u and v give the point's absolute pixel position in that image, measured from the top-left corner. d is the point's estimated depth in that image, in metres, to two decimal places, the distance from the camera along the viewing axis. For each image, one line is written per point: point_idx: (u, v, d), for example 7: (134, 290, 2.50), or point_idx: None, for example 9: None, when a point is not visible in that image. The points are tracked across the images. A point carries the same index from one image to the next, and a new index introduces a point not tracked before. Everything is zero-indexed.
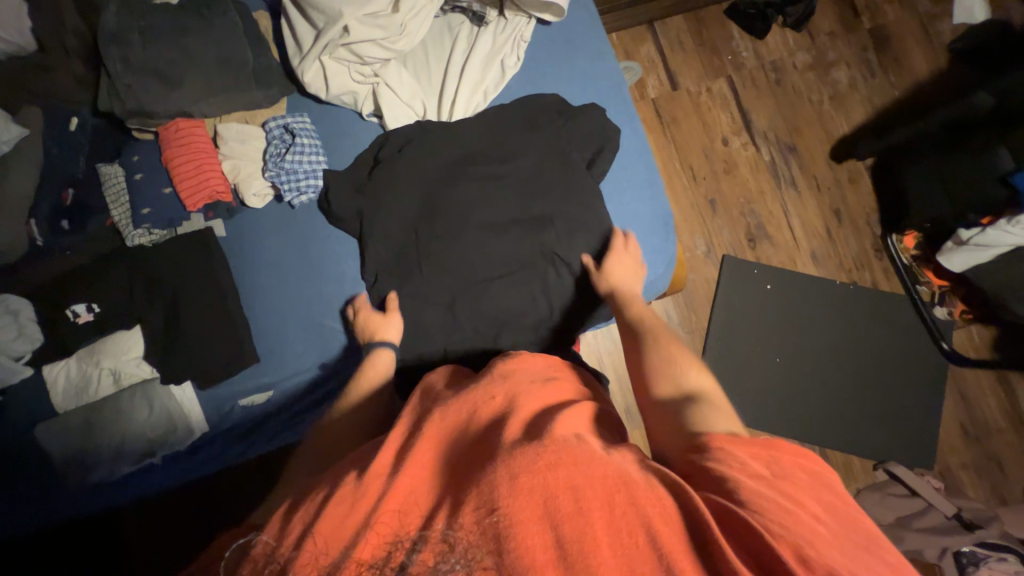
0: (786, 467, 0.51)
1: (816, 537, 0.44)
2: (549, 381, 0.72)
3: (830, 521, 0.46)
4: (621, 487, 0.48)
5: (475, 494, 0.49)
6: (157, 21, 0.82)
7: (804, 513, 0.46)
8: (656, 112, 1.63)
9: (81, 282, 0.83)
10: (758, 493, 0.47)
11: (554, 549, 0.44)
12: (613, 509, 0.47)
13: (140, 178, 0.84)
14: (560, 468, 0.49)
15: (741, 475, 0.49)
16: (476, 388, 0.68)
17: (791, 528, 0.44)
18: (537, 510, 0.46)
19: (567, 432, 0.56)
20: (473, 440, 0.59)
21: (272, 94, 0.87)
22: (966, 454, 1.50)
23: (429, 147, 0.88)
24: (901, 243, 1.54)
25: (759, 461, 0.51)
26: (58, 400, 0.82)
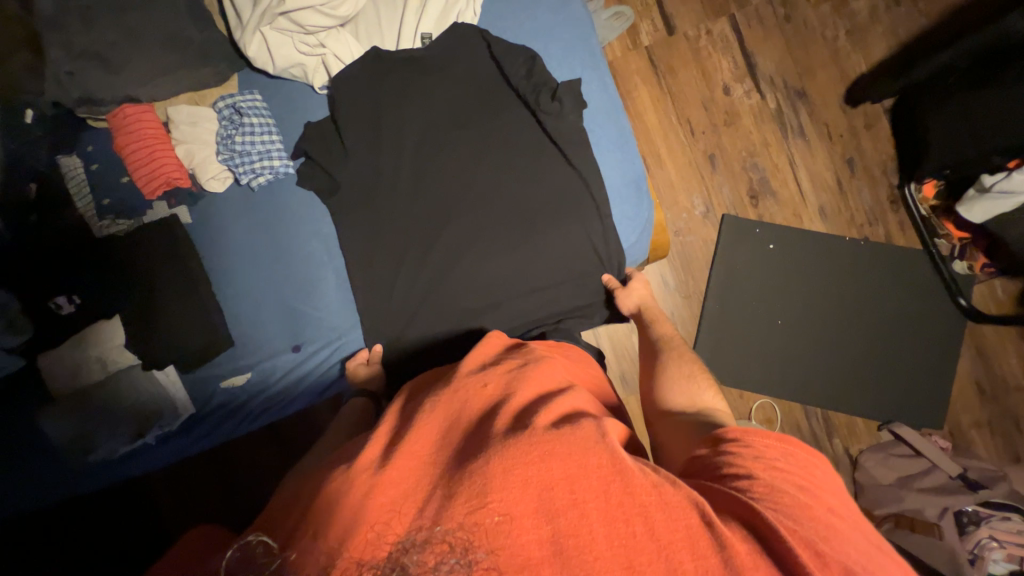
0: (805, 464, 0.56)
1: (829, 532, 0.50)
2: (541, 362, 0.72)
3: (828, 510, 0.52)
4: (615, 478, 0.51)
5: (468, 487, 0.50)
6: (93, 1, 0.79)
7: (814, 500, 0.52)
8: (650, 61, 1.51)
9: (58, 274, 0.84)
10: (768, 485, 0.52)
11: (549, 546, 0.47)
12: (609, 500, 0.49)
13: (95, 168, 0.86)
14: (553, 460, 0.51)
15: (757, 470, 0.54)
16: (467, 375, 0.70)
17: (805, 523, 0.49)
18: (532, 504, 0.49)
19: (556, 418, 0.58)
20: (464, 430, 0.60)
21: (221, 71, 0.84)
22: (980, 412, 1.44)
23: (386, 124, 0.85)
24: (919, 193, 1.43)
25: (776, 460, 0.55)
26: (53, 386, 0.84)
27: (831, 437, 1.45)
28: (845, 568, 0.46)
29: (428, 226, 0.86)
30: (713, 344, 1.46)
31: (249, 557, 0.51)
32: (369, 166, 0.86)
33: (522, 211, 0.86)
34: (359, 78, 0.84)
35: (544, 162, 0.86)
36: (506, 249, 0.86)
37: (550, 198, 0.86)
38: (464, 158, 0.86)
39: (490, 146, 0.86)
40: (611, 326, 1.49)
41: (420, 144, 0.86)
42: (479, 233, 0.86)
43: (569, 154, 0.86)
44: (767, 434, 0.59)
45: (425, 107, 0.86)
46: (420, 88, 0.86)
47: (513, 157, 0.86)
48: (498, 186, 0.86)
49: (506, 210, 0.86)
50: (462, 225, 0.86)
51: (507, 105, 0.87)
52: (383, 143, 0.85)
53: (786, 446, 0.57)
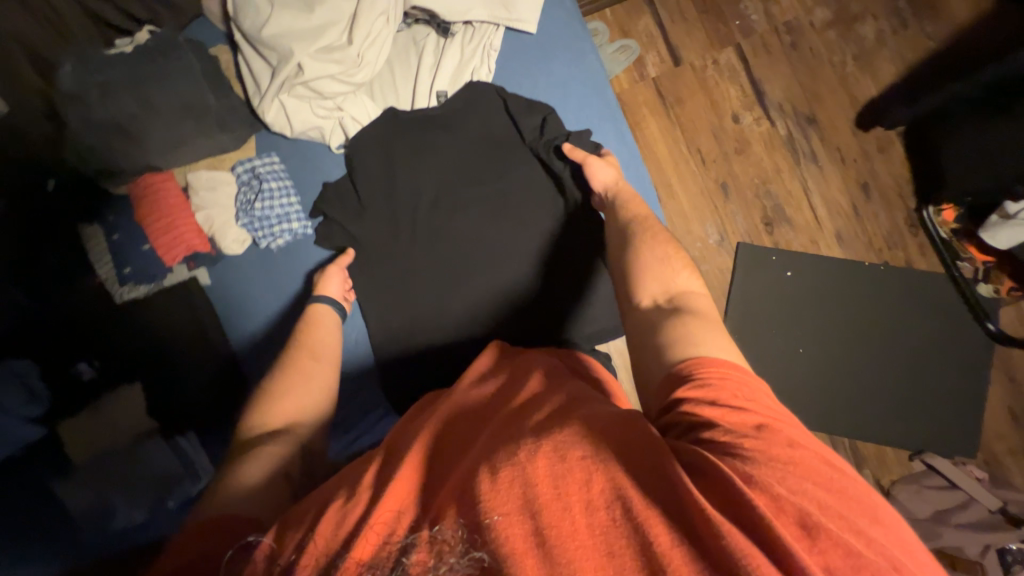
0: (748, 392, 0.54)
1: (796, 480, 0.46)
2: (535, 365, 0.71)
3: (788, 445, 0.49)
4: (597, 467, 0.48)
5: (460, 497, 0.49)
6: (113, 75, 0.80)
7: (770, 439, 0.49)
8: (657, 91, 1.51)
9: (79, 342, 0.84)
10: (727, 433, 0.50)
11: (532, 536, 0.44)
12: (591, 488, 0.47)
13: (117, 239, 0.84)
14: (537, 454, 0.49)
15: (717, 418, 0.52)
16: (464, 390, 0.70)
17: (765, 470, 0.46)
18: (518, 500, 0.46)
19: (547, 417, 0.56)
20: (457, 437, 0.60)
21: (238, 135, 0.85)
22: (1014, 439, 1.39)
23: (404, 185, 0.85)
24: (938, 217, 1.40)
25: (732, 399, 0.53)
26: (72, 451, 0.83)
27: (861, 468, 1.40)
28: (816, 525, 0.42)
29: (443, 285, 0.85)
30: None
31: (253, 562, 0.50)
32: (387, 228, 0.85)
33: (536, 257, 0.86)
34: (375, 140, 0.85)
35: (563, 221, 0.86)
36: (524, 296, 0.85)
37: (573, 258, 0.86)
38: (466, 187, 0.86)
39: (510, 202, 0.86)
40: None
41: (433, 197, 0.86)
42: (498, 291, 0.85)
43: (587, 204, 0.86)
44: (720, 367, 0.56)
45: (436, 160, 0.86)
46: (439, 146, 0.86)
47: (533, 218, 0.86)
48: (498, 216, 0.86)
49: (516, 254, 0.86)
50: (474, 264, 0.86)
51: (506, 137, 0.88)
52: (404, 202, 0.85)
53: (732, 376, 0.56)
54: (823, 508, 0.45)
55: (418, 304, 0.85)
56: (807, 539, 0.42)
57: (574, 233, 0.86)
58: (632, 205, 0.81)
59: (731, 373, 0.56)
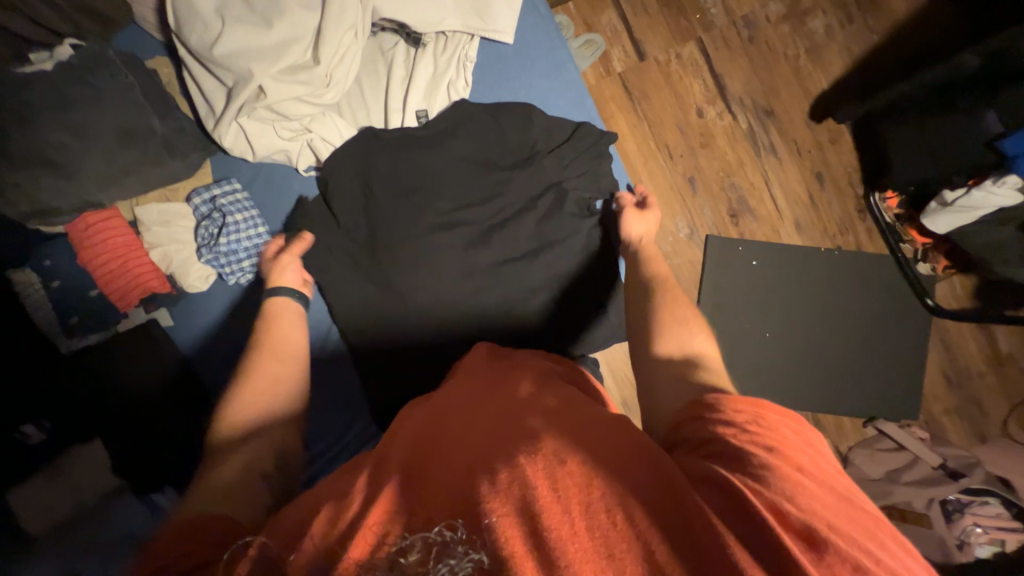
0: (775, 411, 0.53)
1: (813, 503, 0.44)
2: (528, 371, 0.70)
3: (808, 469, 0.48)
4: (598, 471, 0.47)
5: (455, 503, 0.46)
6: (32, 98, 0.69)
7: (789, 457, 0.48)
8: (624, 87, 1.51)
9: (16, 403, 0.73)
10: (738, 454, 0.48)
11: (529, 542, 0.41)
12: (593, 492, 0.45)
13: (58, 285, 0.77)
14: (537, 457, 0.48)
15: (731, 432, 0.51)
16: (454, 397, 0.67)
17: (779, 487, 0.45)
18: (517, 502, 0.44)
19: (547, 420, 0.56)
20: (451, 440, 0.57)
21: (192, 160, 0.78)
22: (948, 400, 1.56)
23: (385, 213, 0.80)
24: (883, 202, 1.51)
25: (747, 422, 0.51)
26: (29, 523, 0.73)
27: None
28: (839, 556, 0.39)
29: (431, 311, 0.81)
30: None
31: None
32: (371, 256, 0.80)
33: (526, 273, 0.83)
34: (355, 158, 0.80)
35: (558, 233, 0.85)
36: (513, 308, 0.83)
37: (571, 274, 0.86)
38: (449, 194, 0.82)
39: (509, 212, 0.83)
40: (610, 353, 1.50)
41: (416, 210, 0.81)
42: (501, 313, 0.83)
43: (573, 219, 0.86)
44: (746, 389, 0.57)
45: (421, 180, 0.81)
46: (430, 166, 0.81)
47: (540, 237, 0.84)
48: (481, 220, 0.83)
49: (502, 265, 0.83)
50: (462, 275, 0.81)
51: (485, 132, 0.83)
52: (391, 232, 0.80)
53: (761, 399, 0.55)
54: (846, 538, 0.41)
55: (407, 326, 0.81)
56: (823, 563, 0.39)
57: (564, 247, 0.85)
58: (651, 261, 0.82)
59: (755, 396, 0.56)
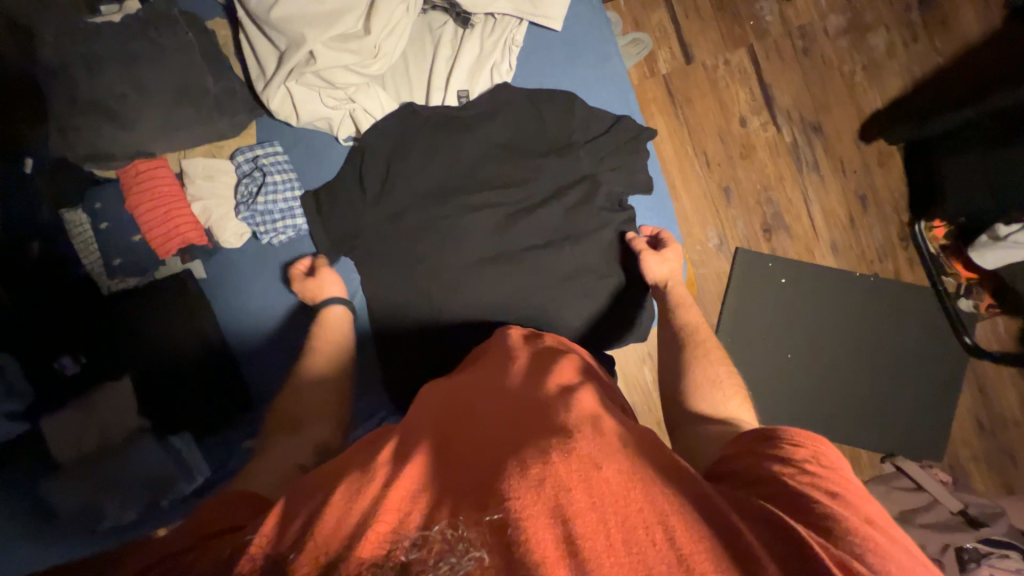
0: (829, 460, 0.56)
1: (872, 554, 0.45)
2: (555, 364, 0.69)
3: (864, 520, 0.49)
4: (635, 484, 0.47)
5: (483, 494, 0.47)
6: (101, 48, 0.73)
7: (845, 507, 0.50)
8: (667, 89, 1.48)
9: (59, 336, 0.80)
10: (794, 494, 0.52)
11: (564, 545, 0.41)
12: (629, 504, 0.45)
13: (106, 228, 0.80)
14: (571, 458, 0.48)
15: (788, 475, 0.54)
16: (480, 387, 0.68)
17: (834, 535, 0.47)
18: (548, 501, 0.44)
19: (578, 420, 0.56)
20: (481, 433, 0.58)
21: (238, 121, 0.80)
22: (978, 446, 1.48)
23: (418, 188, 0.81)
24: (929, 232, 1.44)
25: (806, 463, 0.56)
26: (61, 453, 0.79)
27: None
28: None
29: (445, 287, 0.80)
30: None
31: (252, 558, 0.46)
32: (393, 227, 0.80)
33: (550, 262, 0.82)
34: (391, 135, 0.81)
35: (586, 226, 0.84)
36: (535, 299, 0.82)
37: (595, 269, 0.85)
38: (483, 175, 0.82)
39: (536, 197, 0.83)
40: (624, 356, 1.49)
41: (444, 189, 0.81)
42: (513, 300, 0.81)
43: (603, 214, 0.85)
44: (801, 435, 0.60)
45: (450, 163, 0.81)
46: (464, 157, 0.81)
47: (569, 232, 0.83)
48: (506, 202, 0.82)
49: (524, 252, 0.82)
50: (481, 258, 0.81)
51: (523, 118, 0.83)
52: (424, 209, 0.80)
53: (815, 446, 0.58)
54: None
55: (424, 302, 0.81)
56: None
57: (591, 241, 0.84)
58: (682, 308, 0.86)
59: (810, 442, 0.59)
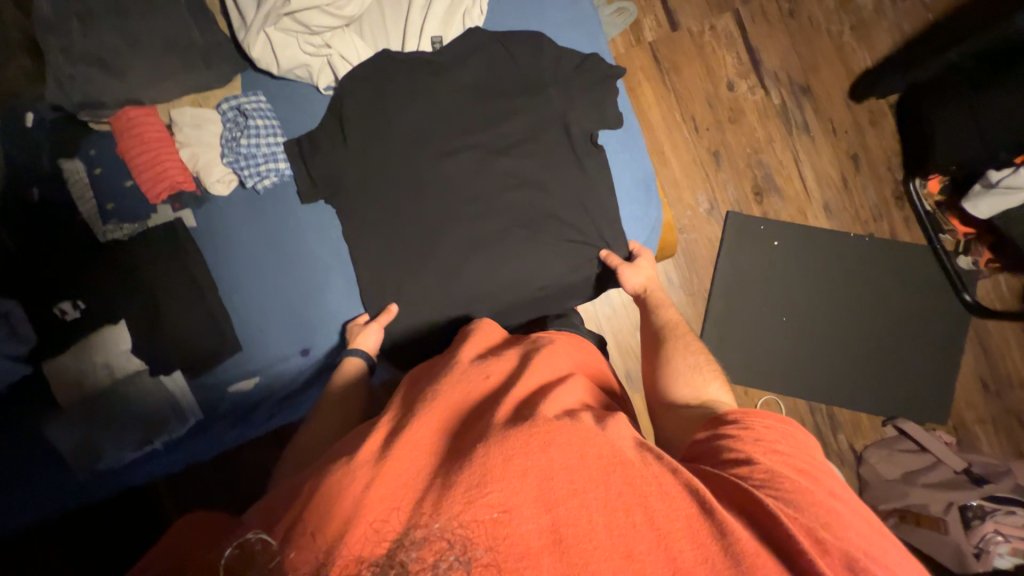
0: (799, 441, 0.60)
1: (835, 526, 0.51)
2: (537, 353, 0.70)
3: (828, 492, 0.54)
4: (614, 470, 0.51)
5: (467, 478, 0.49)
6: (97, 9, 0.80)
7: (811, 483, 0.55)
8: (654, 56, 1.48)
9: (64, 282, 0.83)
10: (768, 471, 0.54)
11: (548, 534, 0.47)
12: (609, 490, 0.49)
13: (99, 172, 0.84)
14: (552, 452, 0.51)
15: (758, 454, 0.56)
16: (461, 367, 0.68)
17: (801, 510, 0.51)
18: (532, 493, 0.48)
19: (557, 410, 0.58)
20: (463, 422, 0.59)
21: (223, 72, 0.86)
22: (984, 409, 1.44)
23: (402, 134, 0.87)
24: (925, 188, 1.43)
25: (777, 442, 0.58)
26: (59, 395, 0.82)
27: (836, 433, 1.44)
28: (846, 556, 0.48)
29: (431, 232, 0.88)
30: (718, 343, 1.44)
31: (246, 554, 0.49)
32: (376, 170, 0.86)
33: (519, 204, 0.89)
34: (367, 79, 0.86)
35: (553, 163, 0.90)
36: (511, 258, 0.89)
37: (563, 206, 0.90)
38: (466, 122, 0.89)
39: (514, 141, 0.90)
40: (616, 326, 1.43)
41: (422, 134, 0.87)
42: (486, 238, 0.88)
43: (566, 153, 0.90)
44: (768, 416, 0.62)
45: (429, 111, 0.87)
46: (440, 86, 0.88)
47: (539, 170, 0.90)
48: (484, 149, 0.89)
49: (500, 193, 0.89)
50: (466, 201, 0.89)
51: (496, 66, 0.90)
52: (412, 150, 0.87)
53: (780, 426, 0.61)
54: (861, 552, 0.49)
55: (409, 239, 0.87)
56: (830, 561, 0.48)
57: (555, 177, 0.90)
58: (662, 306, 0.90)
59: (778, 423, 0.61)
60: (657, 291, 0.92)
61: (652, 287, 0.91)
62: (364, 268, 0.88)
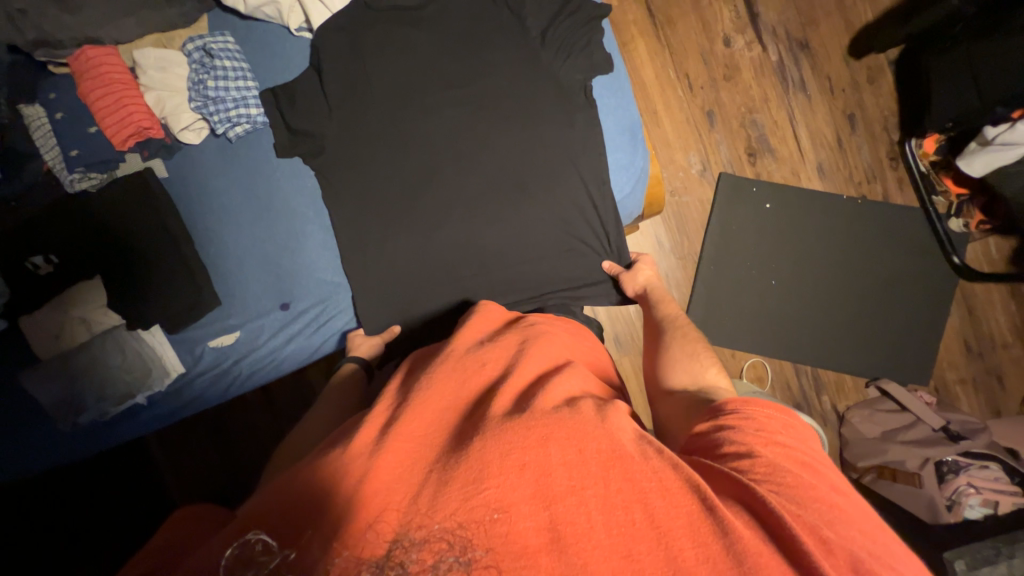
0: (798, 433, 0.57)
1: (843, 526, 0.47)
2: (535, 344, 0.69)
3: (831, 488, 0.51)
4: (613, 464, 0.49)
5: (464, 471, 0.47)
6: None
7: (816, 479, 0.51)
8: (648, 9, 1.42)
9: (31, 234, 0.80)
10: (769, 465, 0.51)
11: (546, 533, 0.44)
12: (608, 486, 0.47)
13: (61, 118, 0.82)
14: (550, 446, 0.49)
15: (757, 446, 0.53)
16: (460, 356, 0.67)
17: (805, 507, 0.47)
18: (529, 489, 0.46)
19: (557, 401, 0.56)
20: (460, 416, 0.57)
21: (187, 12, 0.84)
22: (966, 369, 1.47)
23: (383, 80, 0.85)
24: (919, 149, 1.40)
25: (779, 435, 0.54)
26: (36, 348, 0.81)
27: (820, 394, 1.47)
28: (850, 557, 0.44)
29: (414, 184, 0.86)
30: (706, 307, 1.44)
31: (246, 556, 0.44)
32: (354, 119, 0.85)
33: (501, 154, 0.87)
34: (344, 28, 0.85)
35: (533, 110, 0.87)
36: (496, 216, 0.88)
37: (544, 157, 0.87)
38: (442, 67, 0.86)
39: (484, 91, 0.87)
40: None
41: (400, 81, 0.85)
42: (468, 191, 0.87)
43: (549, 99, 0.87)
44: (765, 406, 0.58)
45: (407, 57, 0.85)
46: (416, 30, 0.86)
47: (520, 118, 0.87)
48: (465, 100, 0.86)
49: (481, 145, 0.87)
50: (448, 150, 0.86)
51: (474, 10, 0.87)
52: (397, 99, 0.85)
53: (778, 416, 0.57)
54: (871, 556, 0.46)
55: (388, 190, 0.86)
56: (833, 561, 0.44)
57: (535, 126, 0.87)
58: (664, 302, 0.90)
59: (773, 412, 0.58)
60: (661, 291, 0.93)
61: (655, 286, 0.92)
62: (342, 219, 0.86)
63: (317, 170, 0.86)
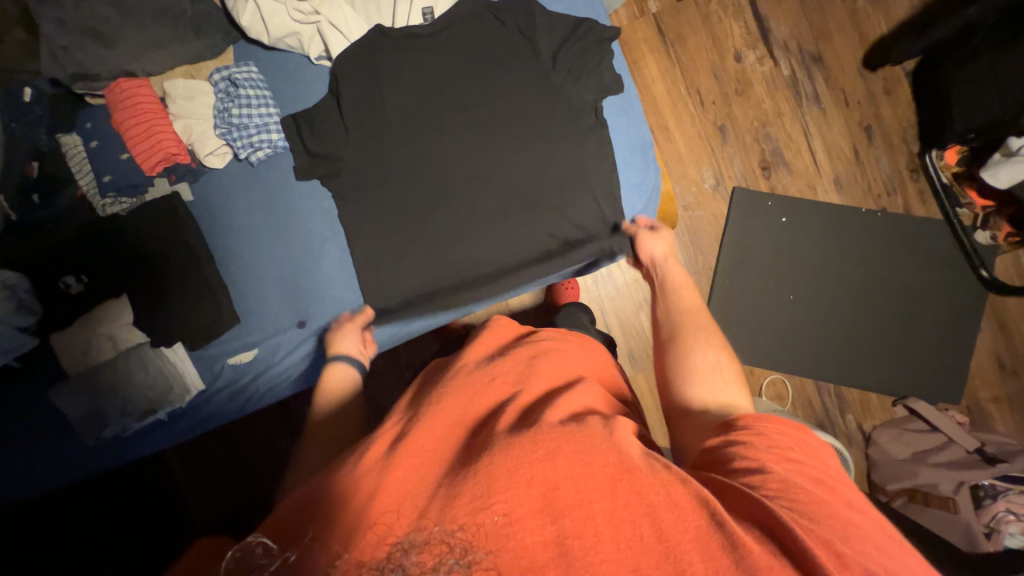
0: (814, 449, 0.53)
1: (861, 544, 0.45)
2: (545, 360, 0.69)
3: (845, 502, 0.49)
4: (621, 477, 0.47)
5: (471, 483, 0.46)
6: None
7: (830, 495, 0.49)
8: (658, 28, 1.44)
9: (64, 255, 0.84)
10: (782, 480, 0.49)
11: (553, 546, 0.42)
12: (616, 500, 0.46)
13: (96, 146, 0.88)
14: (556, 458, 0.48)
15: (768, 462, 0.51)
16: (470, 370, 0.67)
17: (820, 520, 0.45)
18: (536, 503, 0.45)
19: (564, 415, 0.55)
20: (467, 431, 0.57)
21: (216, 44, 0.89)
22: (999, 387, 1.40)
23: (398, 104, 0.88)
24: (941, 161, 1.37)
25: (791, 450, 0.52)
26: (64, 364, 0.84)
27: (844, 413, 1.41)
28: (867, 572, 0.42)
29: (428, 203, 0.88)
30: (722, 323, 1.42)
31: (247, 560, 0.46)
32: (369, 141, 0.87)
33: (512, 172, 0.88)
34: (361, 56, 0.88)
35: (543, 129, 0.88)
36: (508, 235, 0.89)
37: (555, 174, 0.88)
38: (455, 91, 0.88)
39: (497, 113, 0.88)
40: (619, 305, 1.39)
41: (414, 104, 0.88)
42: (480, 209, 0.88)
43: (560, 118, 0.88)
44: (780, 423, 0.56)
45: (422, 81, 0.88)
46: (431, 56, 0.88)
47: (532, 138, 0.88)
48: (477, 121, 0.88)
49: (493, 165, 0.88)
50: (461, 170, 0.88)
51: (487, 35, 0.89)
52: (411, 123, 0.87)
53: (792, 434, 0.55)
54: (887, 573, 0.43)
55: (402, 210, 0.88)
56: (851, 575, 0.42)
57: (546, 144, 0.88)
58: (678, 289, 0.83)
59: (789, 429, 0.55)
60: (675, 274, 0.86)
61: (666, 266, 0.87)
62: (358, 238, 0.88)
63: (334, 192, 0.89)
